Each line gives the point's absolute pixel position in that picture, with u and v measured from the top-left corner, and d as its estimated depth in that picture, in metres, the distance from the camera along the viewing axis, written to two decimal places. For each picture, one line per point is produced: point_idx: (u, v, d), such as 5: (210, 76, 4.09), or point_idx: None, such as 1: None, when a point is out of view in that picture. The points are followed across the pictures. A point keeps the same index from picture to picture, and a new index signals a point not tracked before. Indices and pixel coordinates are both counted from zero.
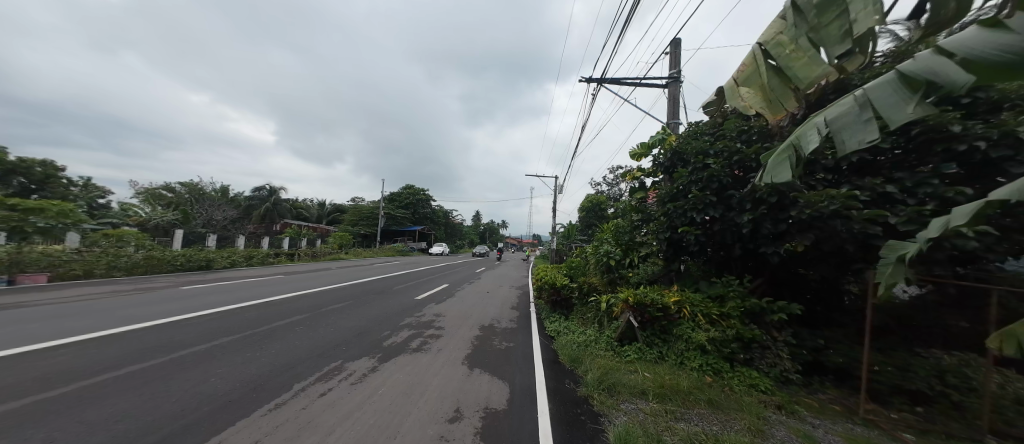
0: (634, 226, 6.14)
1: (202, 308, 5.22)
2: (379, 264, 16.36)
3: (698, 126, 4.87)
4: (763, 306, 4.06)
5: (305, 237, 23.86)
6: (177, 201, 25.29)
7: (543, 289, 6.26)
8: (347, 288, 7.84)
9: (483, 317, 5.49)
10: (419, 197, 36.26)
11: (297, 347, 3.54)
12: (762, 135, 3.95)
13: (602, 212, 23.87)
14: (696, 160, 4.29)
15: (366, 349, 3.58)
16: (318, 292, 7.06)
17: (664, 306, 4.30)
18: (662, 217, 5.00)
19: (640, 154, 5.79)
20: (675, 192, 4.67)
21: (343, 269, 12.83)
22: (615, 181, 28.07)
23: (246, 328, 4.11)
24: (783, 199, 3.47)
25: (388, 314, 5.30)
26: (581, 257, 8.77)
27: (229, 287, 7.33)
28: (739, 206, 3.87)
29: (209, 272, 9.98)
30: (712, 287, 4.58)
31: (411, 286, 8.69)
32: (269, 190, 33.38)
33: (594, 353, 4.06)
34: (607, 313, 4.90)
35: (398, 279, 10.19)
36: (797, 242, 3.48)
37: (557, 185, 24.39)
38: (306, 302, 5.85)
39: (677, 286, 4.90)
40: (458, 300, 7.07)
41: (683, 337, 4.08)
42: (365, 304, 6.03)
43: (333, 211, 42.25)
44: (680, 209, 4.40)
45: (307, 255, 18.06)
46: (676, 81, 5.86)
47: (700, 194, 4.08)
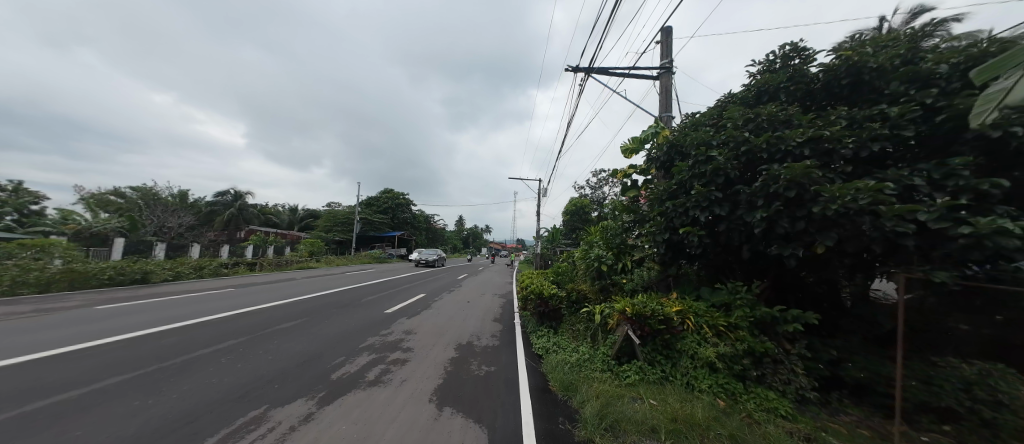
0: (625, 228, 5.68)
1: (112, 332, 4.24)
2: (351, 273, 15.20)
3: (695, 117, 4.48)
4: (775, 316, 3.61)
5: (273, 245, 22.17)
6: (126, 207, 22.90)
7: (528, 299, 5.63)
8: (308, 301, 6.92)
9: (460, 334, 4.80)
10: (398, 202, 34.97)
11: (215, 387, 2.74)
12: (770, 124, 3.55)
13: (586, 215, 23.69)
14: (698, 153, 3.85)
15: (308, 385, 2.82)
16: (271, 308, 6.12)
17: (666, 317, 3.78)
18: (659, 217, 4.53)
19: (631, 149, 5.34)
20: (673, 189, 4.21)
21: (310, 279, 11.72)
22: (598, 186, 28.08)
23: (155, 361, 3.23)
24: (801, 194, 3.04)
25: (350, 332, 4.53)
26: (566, 262, 8.21)
27: (163, 304, 6.25)
28: (749, 202, 3.42)
29: (147, 286, 8.70)
30: (715, 294, 4.12)
31: (383, 297, 7.89)
32: (234, 195, 31.10)
33: (590, 376, 3.46)
34: (600, 326, 4.35)
35: (370, 289, 9.29)
36: (817, 242, 3.05)
37: (540, 189, 23.98)
38: (251, 321, 4.94)
39: (676, 294, 4.41)
40: (435, 313, 6.35)
41: (689, 353, 3.57)
42: (324, 320, 5.20)
43: (306, 217, 39.97)
44: (681, 207, 3.94)
45: (273, 265, 16.63)
46: (668, 72, 5.47)
47: (705, 190, 3.62)
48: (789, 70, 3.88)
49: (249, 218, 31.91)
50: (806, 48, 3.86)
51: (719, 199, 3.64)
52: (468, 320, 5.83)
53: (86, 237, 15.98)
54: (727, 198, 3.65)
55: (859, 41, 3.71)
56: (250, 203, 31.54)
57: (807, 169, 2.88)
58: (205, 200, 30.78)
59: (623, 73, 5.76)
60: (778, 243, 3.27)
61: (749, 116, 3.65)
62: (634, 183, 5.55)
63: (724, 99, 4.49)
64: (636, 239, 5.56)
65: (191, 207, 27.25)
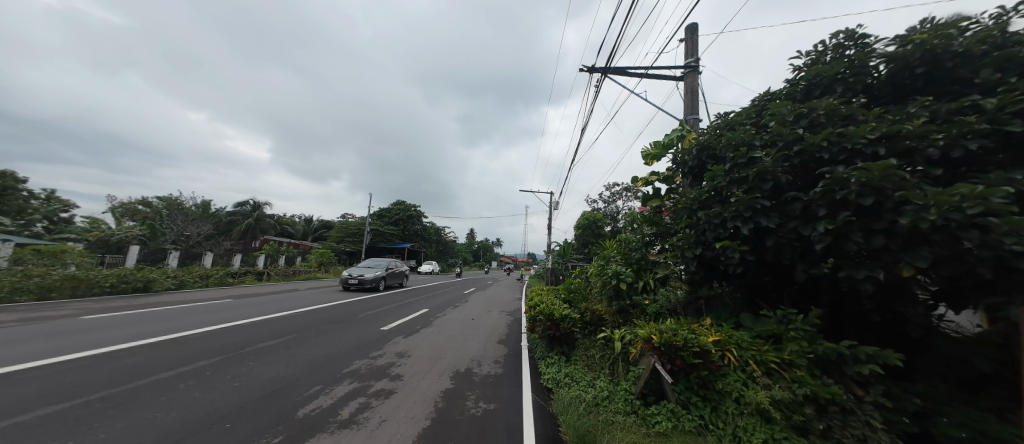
0: (645, 241, 5.10)
1: (81, 347, 3.88)
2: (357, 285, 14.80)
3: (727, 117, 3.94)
4: (841, 352, 2.93)
5: (284, 255, 22.25)
6: (149, 216, 23.67)
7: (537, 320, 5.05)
8: (303, 315, 6.52)
9: (458, 359, 4.26)
10: (409, 214, 35.04)
11: (157, 424, 2.28)
12: (827, 119, 2.98)
13: (599, 230, 22.99)
14: (736, 154, 3.29)
15: (266, 424, 2.34)
16: (262, 322, 5.73)
17: (703, 349, 3.14)
18: (688, 230, 3.95)
19: (653, 154, 4.82)
20: (707, 197, 3.64)
21: (314, 290, 11.42)
22: (612, 199, 27.29)
23: (105, 386, 2.82)
24: (877, 202, 2.44)
25: (336, 354, 4.08)
26: (580, 279, 7.59)
27: (153, 315, 5.96)
28: (806, 212, 2.83)
29: (148, 294, 8.52)
30: (760, 323, 3.47)
31: (383, 312, 7.44)
32: (252, 205, 31.92)
33: (611, 421, 2.82)
34: (621, 356, 3.72)
35: (372, 303, 8.85)
36: (902, 263, 2.42)
37: (552, 202, 23.45)
38: (234, 337, 4.53)
39: (711, 320, 3.77)
40: (435, 331, 5.84)
41: (732, 395, 2.92)
42: (313, 338, 4.77)
43: (320, 228, 40.57)
44: (718, 218, 3.36)
45: (281, 274, 16.56)
46: (693, 71, 4.99)
47: (748, 197, 3.04)
48: (844, 60, 3.32)
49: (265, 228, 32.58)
50: (865, 35, 3.30)
51: (765, 208, 3.06)
52: (469, 342, 5.28)
53: (106, 243, 16.40)
54: (774, 208, 3.06)
55: (933, 24, 3.13)
56: (267, 213, 32.25)
57: (889, 170, 2.28)
58: (224, 210, 31.66)
59: (643, 73, 5.31)
60: (846, 262, 2.64)
61: (799, 111, 3.10)
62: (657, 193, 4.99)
63: (763, 96, 3.95)
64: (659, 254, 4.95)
65: (211, 216, 28.01)
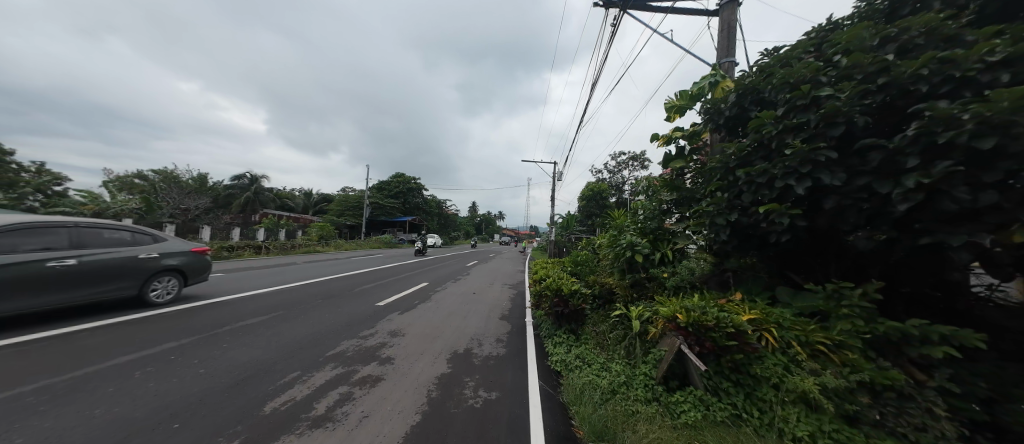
0: (661, 210, 4.66)
1: (39, 328, 3.51)
2: (356, 259, 14.51)
3: (775, 53, 3.21)
4: (905, 333, 2.47)
5: (284, 229, 21.96)
6: (144, 189, 23.19)
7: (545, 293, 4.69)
8: (295, 290, 6.17)
9: (456, 338, 3.88)
10: (409, 186, 34.34)
11: (91, 423, 1.90)
12: (919, 44, 2.31)
13: (604, 201, 22.41)
14: (793, 94, 2.64)
15: (224, 422, 1.96)
16: (251, 297, 5.38)
17: (738, 329, 2.69)
18: (719, 193, 3.39)
19: (679, 105, 4.11)
20: (749, 152, 3.02)
21: (311, 264, 11.11)
22: (617, 170, 26.37)
23: (47, 374, 2.44)
24: (998, 146, 1.85)
25: (322, 334, 3.71)
26: (587, 251, 7.15)
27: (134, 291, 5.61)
28: (885, 164, 2.25)
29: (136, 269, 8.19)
30: (802, 299, 3.00)
31: (380, 286, 7.09)
32: (249, 178, 31.31)
33: (631, 412, 2.43)
34: (638, 336, 3.31)
35: (369, 276, 8.53)
36: (1016, 226, 1.88)
37: (555, 172, 22.67)
38: (213, 316, 4.17)
39: (741, 296, 3.32)
40: (434, 307, 5.49)
41: (772, 382, 2.49)
42: (298, 316, 4.39)
43: (319, 202, 40.09)
44: (763, 177, 2.78)
45: (279, 248, 16.30)
46: (731, 2, 4.15)
47: (809, 147, 2.45)
48: None
49: (264, 202, 32.21)
50: None
51: (828, 162, 2.48)
52: (469, 318, 4.92)
53: (100, 217, 16.02)
54: (839, 161, 2.49)
55: None
56: (264, 187, 31.67)
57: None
58: (221, 183, 31.06)
59: (670, 7, 4.45)
60: (934, 227, 2.10)
61: (883, 35, 2.41)
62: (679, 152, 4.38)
63: (825, 25, 3.19)
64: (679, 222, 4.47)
65: (207, 190, 27.46)
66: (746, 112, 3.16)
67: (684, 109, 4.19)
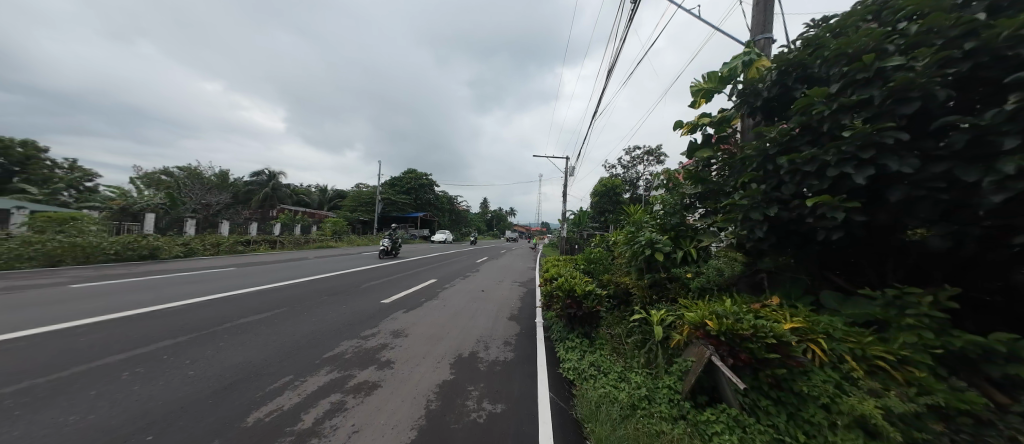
0: (684, 205, 4.30)
1: (43, 322, 3.47)
2: (367, 254, 14.55)
3: (825, 23, 2.80)
4: (988, 350, 2.07)
5: (299, 224, 22.36)
6: (168, 185, 24.05)
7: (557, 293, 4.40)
8: (302, 286, 6.09)
9: (461, 341, 3.65)
10: (420, 182, 34.49)
11: (62, 432, 1.75)
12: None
13: (618, 197, 21.82)
14: (851, 67, 2.26)
15: (202, 435, 1.78)
16: (257, 293, 5.32)
17: (781, 340, 2.33)
18: (754, 184, 3.01)
19: (707, 87, 3.71)
20: (794, 137, 2.64)
21: (322, 259, 11.14)
22: (631, 165, 25.66)
23: (34, 374, 2.33)
24: None
25: (322, 333, 3.55)
26: (601, 249, 6.80)
27: (145, 285, 5.62)
28: (972, 146, 1.86)
29: (152, 263, 8.31)
30: (853, 305, 2.61)
31: (387, 282, 6.96)
32: (267, 175, 32.13)
33: (655, 433, 2.12)
34: (660, 343, 2.98)
35: (378, 273, 8.43)
36: None
37: (568, 168, 22.21)
38: (216, 312, 4.07)
39: (779, 301, 2.95)
40: (440, 305, 5.29)
41: (823, 403, 2.13)
42: (301, 313, 4.26)
43: (334, 198, 40.81)
44: (813, 164, 2.40)
45: (293, 243, 16.54)
46: None
47: (872, 128, 2.08)
48: None
49: (281, 198, 32.98)
50: None
51: (895, 145, 2.10)
52: (477, 318, 4.69)
53: (126, 212, 16.64)
54: (908, 145, 2.10)
55: None
56: (281, 183, 32.42)
57: None
58: (240, 180, 31.96)
59: None
60: None
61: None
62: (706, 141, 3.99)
63: None
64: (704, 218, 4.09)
65: (227, 186, 28.28)
66: (790, 92, 2.77)
67: (713, 92, 3.79)
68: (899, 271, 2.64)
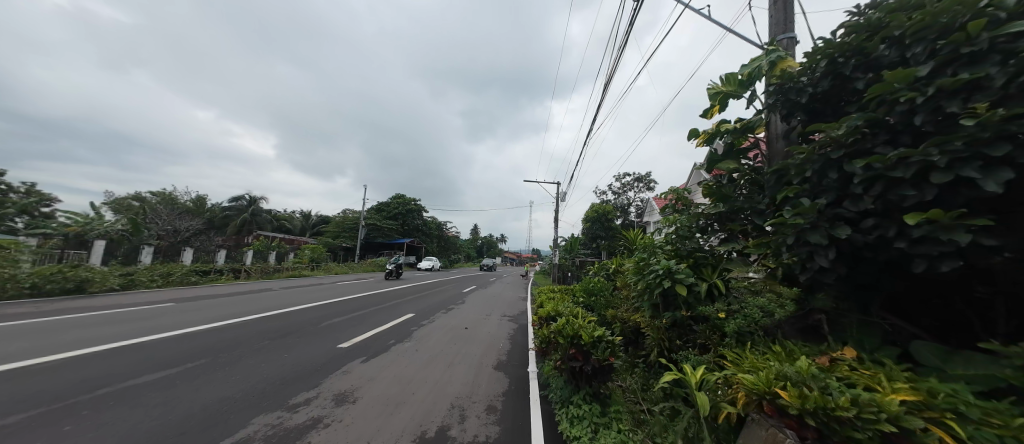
0: (701, 228, 3.67)
1: None
2: (343, 283, 13.29)
3: (875, 7, 2.30)
4: None
5: (275, 251, 20.93)
6: (135, 209, 22.47)
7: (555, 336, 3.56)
8: (244, 325, 4.99)
9: (428, 408, 2.70)
10: (408, 207, 33.63)
11: None
12: None
13: (609, 223, 21.54)
14: (946, 42, 1.72)
15: None
16: (178, 336, 4.22)
17: (906, 427, 1.53)
18: (806, 200, 2.38)
19: (725, 90, 3.18)
20: (862, 137, 2.04)
21: (287, 290, 9.91)
22: (621, 191, 25.67)
23: None
24: None
25: (234, 402, 2.55)
26: (601, 278, 6.05)
27: (36, 327, 4.43)
28: None
29: (74, 297, 6.99)
30: (974, 364, 1.85)
31: (353, 318, 5.91)
32: (246, 199, 30.79)
33: None
34: (705, 418, 2.11)
35: (347, 305, 7.36)
36: None
37: (559, 193, 22.00)
38: (98, 369, 3.01)
39: (855, 354, 2.21)
40: (411, 349, 4.32)
41: None
42: (220, 368, 3.23)
43: (317, 223, 39.31)
44: (907, 167, 1.77)
45: (263, 272, 15.17)
46: None
47: (1003, 114, 1.48)
48: None
49: (260, 223, 31.49)
50: None
51: None
52: (455, 368, 3.73)
53: (77, 239, 15.07)
54: None
55: None
56: (261, 208, 31.09)
57: None
58: (217, 204, 30.47)
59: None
60: None
61: None
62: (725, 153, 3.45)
63: None
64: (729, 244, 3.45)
65: (201, 210, 26.80)
66: (845, 86, 2.24)
67: (732, 96, 3.27)
68: (1012, 318, 1.99)
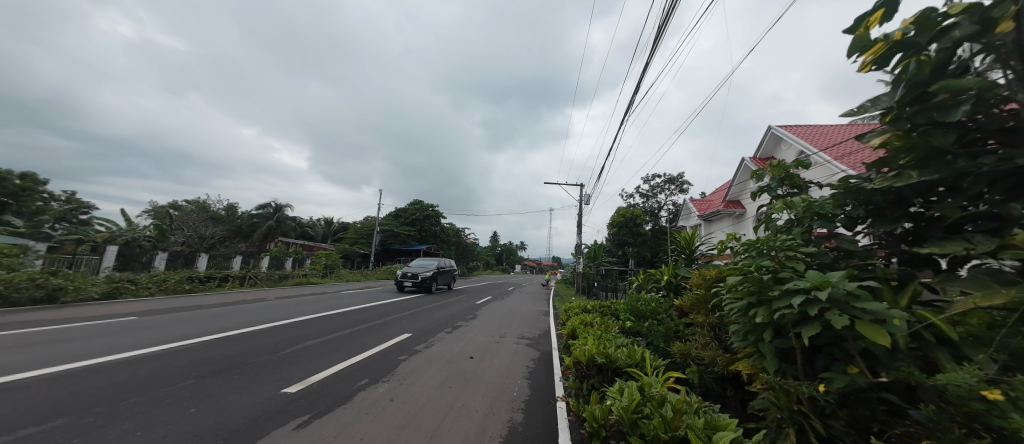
0: (847, 217, 2.27)
1: None
2: (347, 292, 12.34)
3: None
4: None
5: (291, 257, 20.71)
6: (165, 216, 23.23)
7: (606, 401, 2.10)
8: (184, 351, 3.86)
9: None
10: (426, 213, 33.12)
11: None
12: None
13: (638, 228, 19.67)
14: None
15: None
16: (79, 371, 3.12)
17: None
18: None
19: None
20: None
21: (282, 300, 8.98)
22: (651, 193, 23.64)
23: None
24: None
25: None
26: (651, 296, 4.53)
27: None
28: None
29: (39, 308, 6.27)
30: None
31: (330, 341, 4.68)
32: (272, 207, 31.53)
33: None
34: None
35: (336, 321, 6.20)
36: None
37: (582, 197, 20.50)
38: None
39: None
40: (385, 396, 2.98)
41: None
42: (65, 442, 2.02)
43: (338, 230, 39.68)
44: None
45: (272, 279, 14.64)
46: None
47: None
48: None
49: (283, 230, 32.12)
50: None
51: None
52: (441, 441, 2.33)
53: (100, 245, 15.20)
54: None
55: None
56: (285, 214, 31.65)
57: None
58: (243, 211, 31.30)
59: None
60: None
61: None
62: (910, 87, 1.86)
63: None
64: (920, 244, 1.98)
65: (231, 216, 27.66)
66: None
67: None
68: None
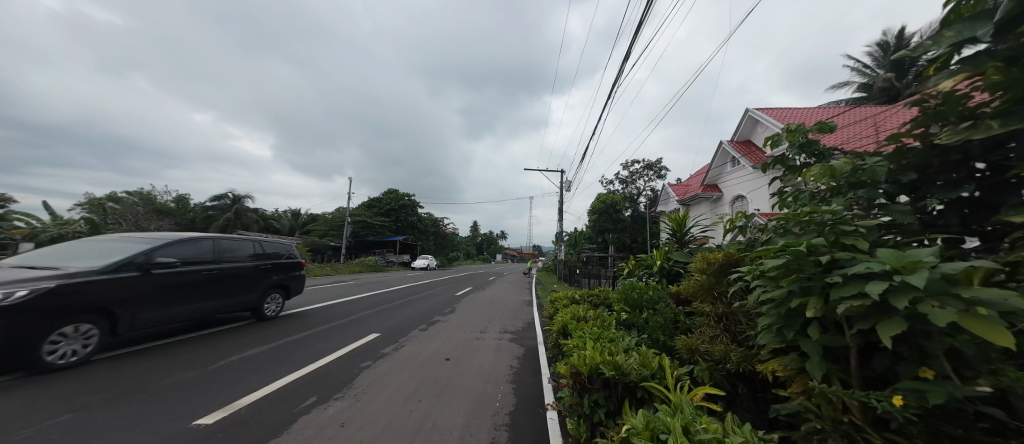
0: (891, 184, 1.88)
1: None
2: (314, 288, 11.38)
3: None
4: None
5: None
6: (100, 209, 20.63)
7: (618, 425, 1.64)
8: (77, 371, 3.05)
9: None
10: (402, 203, 31.74)
11: None
12: None
13: (618, 214, 19.69)
14: None
15: None
16: None
17: None
18: None
19: None
20: None
21: None
22: (631, 179, 23.75)
23: None
24: None
25: None
26: (645, 283, 4.16)
27: None
28: None
29: None
30: None
31: (279, 348, 3.98)
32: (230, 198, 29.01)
33: None
34: None
35: (292, 322, 5.43)
36: None
37: (563, 184, 20.21)
38: None
39: None
40: (335, 419, 2.38)
41: None
42: None
43: (306, 223, 37.37)
44: None
45: None
46: None
47: None
48: None
49: (244, 223, 29.74)
50: None
51: None
52: None
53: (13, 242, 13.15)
54: None
55: None
56: (246, 206, 29.27)
57: None
58: (197, 203, 28.59)
59: None
60: None
61: None
62: (991, 15, 1.45)
63: None
64: (980, 218, 1.66)
65: (182, 209, 25.14)
66: None
67: None
68: None
